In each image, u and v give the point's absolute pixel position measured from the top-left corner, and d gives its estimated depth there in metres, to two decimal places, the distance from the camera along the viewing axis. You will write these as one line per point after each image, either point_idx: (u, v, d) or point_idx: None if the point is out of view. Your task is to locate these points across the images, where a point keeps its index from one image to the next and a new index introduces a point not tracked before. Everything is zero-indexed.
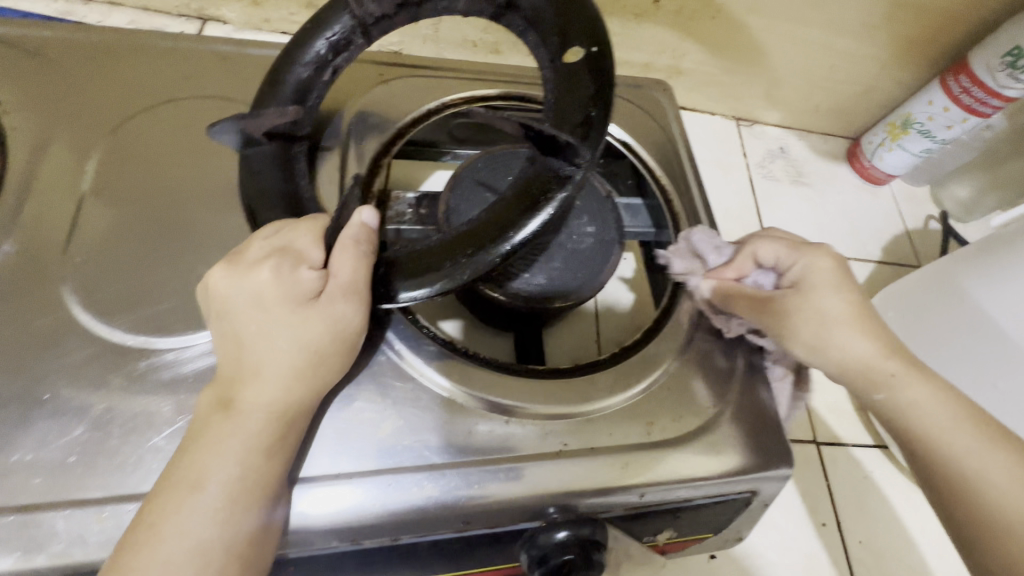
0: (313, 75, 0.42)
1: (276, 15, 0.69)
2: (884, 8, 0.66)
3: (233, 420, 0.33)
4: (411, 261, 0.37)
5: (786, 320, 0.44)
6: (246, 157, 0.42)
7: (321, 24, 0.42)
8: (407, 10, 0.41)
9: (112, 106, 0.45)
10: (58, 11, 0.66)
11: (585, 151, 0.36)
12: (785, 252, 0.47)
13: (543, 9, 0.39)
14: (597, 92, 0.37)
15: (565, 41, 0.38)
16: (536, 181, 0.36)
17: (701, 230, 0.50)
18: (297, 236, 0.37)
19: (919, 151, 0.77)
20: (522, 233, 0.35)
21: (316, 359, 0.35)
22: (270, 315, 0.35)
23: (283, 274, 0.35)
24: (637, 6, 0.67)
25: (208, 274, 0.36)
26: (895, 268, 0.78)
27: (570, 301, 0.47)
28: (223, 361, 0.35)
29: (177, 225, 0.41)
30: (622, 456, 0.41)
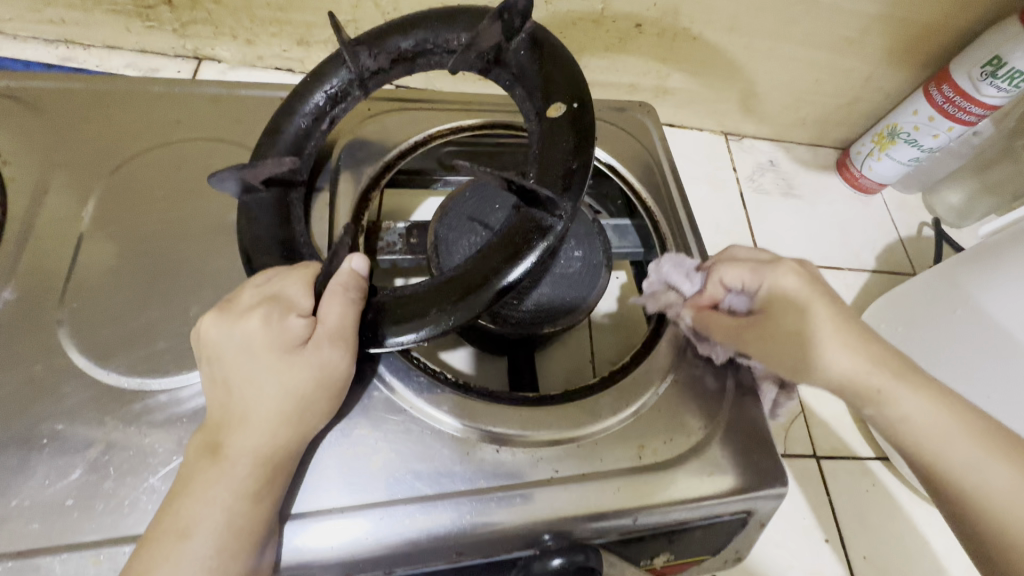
0: (312, 125, 0.43)
1: (269, 53, 0.71)
2: (864, 22, 0.67)
3: (222, 465, 0.33)
4: (399, 306, 0.36)
5: (764, 345, 0.42)
6: (243, 204, 0.42)
7: (319, 77, 0.43)
8: (402, 65, 0.43)
9: (109, 152, 0.47)
10: (59, 57, 0.69)
11: (566, 203, 0.37)
12: (749, 275, 0.45)
13: (528, 69, 0.41)
14: (578, 144, 0.39)
15: (549, 97, 0.40)
16: (519, 230, 0.37)
17: (670, 259, 0.49)
18: (287, 284, 0.36)
19: (907, 160, 0.77)
20: (507, 280, 0.35)
21: (303, 403, 0.35)
22: (260, 362, 0.35)
23: (271, 322, 0.35)
24: (620, 31, 0.68)
25: (200, 321, 0.37)
26: (890, 276, 0.78)
27: (559, 325, 0.47)
28: (212, 405, 0.36)
29: (171, 265, 0.43)
30: (613, 482, 0.41)
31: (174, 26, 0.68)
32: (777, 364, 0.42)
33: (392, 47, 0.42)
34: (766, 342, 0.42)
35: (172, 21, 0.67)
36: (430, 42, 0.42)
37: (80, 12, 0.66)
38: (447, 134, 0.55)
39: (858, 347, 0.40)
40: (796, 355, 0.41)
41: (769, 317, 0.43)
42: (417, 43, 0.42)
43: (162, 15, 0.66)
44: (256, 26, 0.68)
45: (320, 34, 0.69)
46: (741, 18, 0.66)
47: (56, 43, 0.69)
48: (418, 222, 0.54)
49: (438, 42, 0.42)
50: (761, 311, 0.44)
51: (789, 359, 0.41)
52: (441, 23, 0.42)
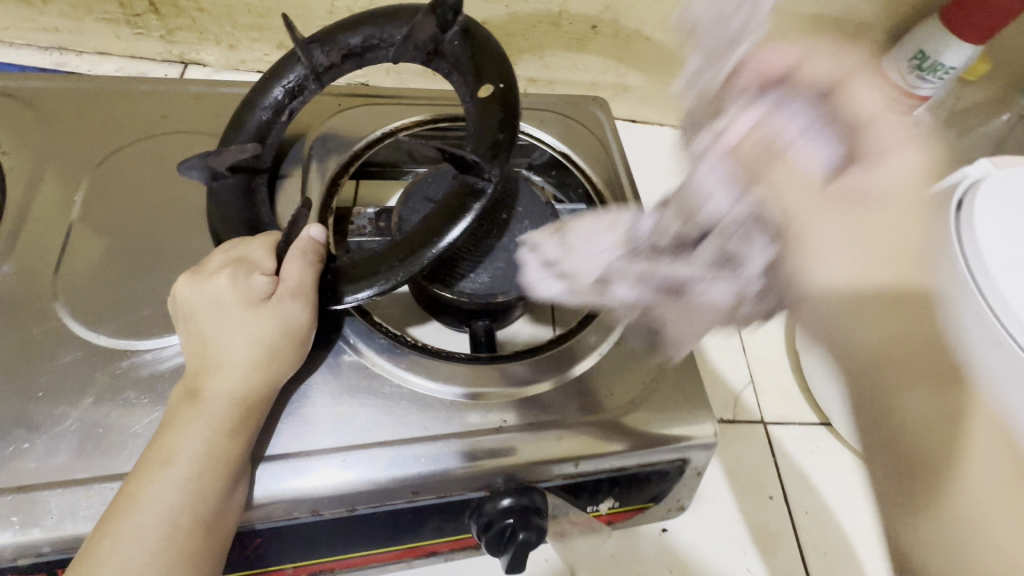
0: (272, 117, 0.48)
1: (250, 57, 0.76)
2: (801, 21, 0.72)
3: (201, 406, 0.37)
4: (353, 270, 0.41)
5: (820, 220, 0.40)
6: (211, 189, 0.46)
7: (277, 74, 0.47)
8: (353, 60, 0.47)
9: (99, 144, 0.51)
10: (52, 63, 0.73)
11: (493, 168, 0.41)
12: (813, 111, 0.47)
13: (463, 57, 0.44)
14: (506, 118, 0.43)
15: (479, 80, 0.44)
16: (455, 196, 0.41)
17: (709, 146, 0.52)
18: (254, 250, 0.42)
19: None
20: (447, 238, 0.40)
21: (269, 351, 0.39)
22: (227, 315, 0.39)
23: (238, 281, 0.40)
24: (577, 32, 0.74)
25: (176, 285, 0.41)
26: None
27: (511, 297, 0.52)
28: (190, 357, 0.40)
29: (157, 243, 0.47)
30: (557, 431, 0.45)
31: (161, 32, 0.73)
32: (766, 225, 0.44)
33: (342, 44, 0.46)
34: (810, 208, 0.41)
35: (160, 28, 0.72)
36: (376, 38, 0.46)
37: (72, 20, 0.71)
38: (409, 126, 0.60)
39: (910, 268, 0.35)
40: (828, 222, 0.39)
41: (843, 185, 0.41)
42: (365, 39, 0.46)
43: (150, 23, 0.72)
44: (238, 31, 0.73)
45: None
46: (688, 18, 0.72)
47: (50, 50, 0.74)
48: (387, 207, 0.59)
49: (383, 37, 0.46)
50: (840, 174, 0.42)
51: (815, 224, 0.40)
52: (384, 21, 0.46)
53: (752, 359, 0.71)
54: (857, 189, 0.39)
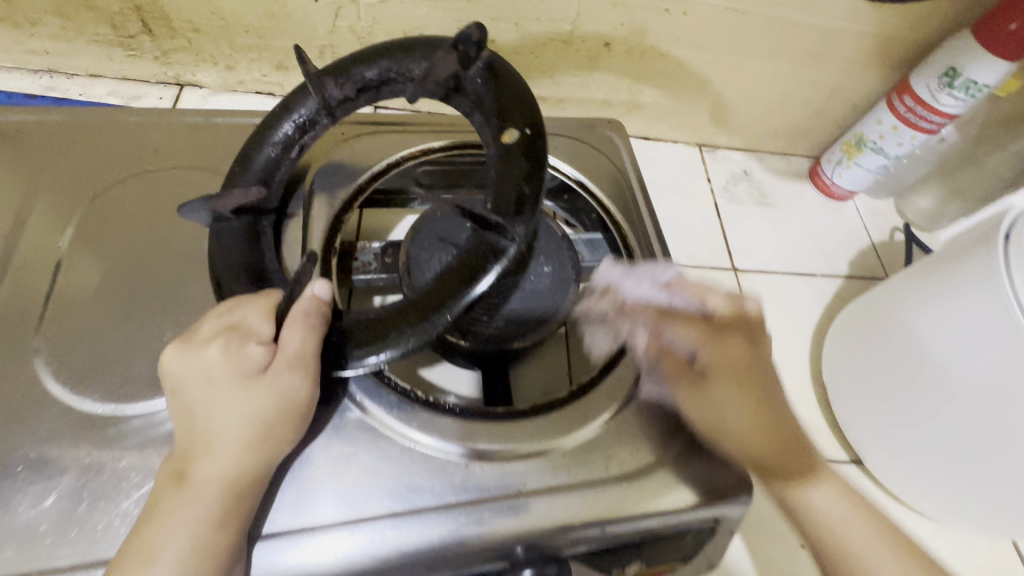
0: (282, 154, 0.45)
1: (249, 78, 0.73)
2: (824, 35, 0.69)
3: (189, 492, 0.34)
4: (360, 330, 0.38)
5: (705, 413, 0.46)
6: (214, 232, 0.43)
7: (287, 108, 0.44)
8: (368, 93, 0.45)
9: (87, 182, 0.48)
10: (42, 87, 0.70)
11: (517, 226, 0.39)
12: (700, 340, 0.48)
13: (485, 95, 0.41)
14: (532, 169, 0.40)
15: (504, 124, 0.40)
16: (473, 254, 0.39)
17: (608, 266, 0.53)
18: (248, 313, 0.38)
19: (874, 168, 0.79)
20: (465, 301, 0.38)
21: (265, 429, 0.36)
22: (220, 390, 0.36)
23: (231, 352, 0.37)
24: (591, 49, 0.70)
25: (164, 351, 0.38)
26: (863, 281, 0.80)
27: (527, 340, 0.49)
28: (179, 435, 0.37)
29: (147, 292, 0.44)
30: (581, 495, 0.42)
31: (155, 54, 0.69)
32: (703, 427, 0.46)
33: (356, 77, 0.44)
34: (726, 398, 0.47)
35: (154, 49, 0.69)
36: (394, 71, 0.43)
37: (62, 42, 0.67)
38: (419, 155, 0.57)
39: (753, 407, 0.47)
40: (734, 432, 0.46)
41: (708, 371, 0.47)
42: (381, 72, 0.43)
43: (144, 44, 0.68)
44: (236, 52, 0.70)
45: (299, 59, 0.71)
46: (705, 35, 0.68)
47: (40, 73, 0.71)
48: (394, 241, 0.56)
49: (401, 71, 0.43)
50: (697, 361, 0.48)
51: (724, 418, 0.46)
52: (402, 52, 0.43)
53: None
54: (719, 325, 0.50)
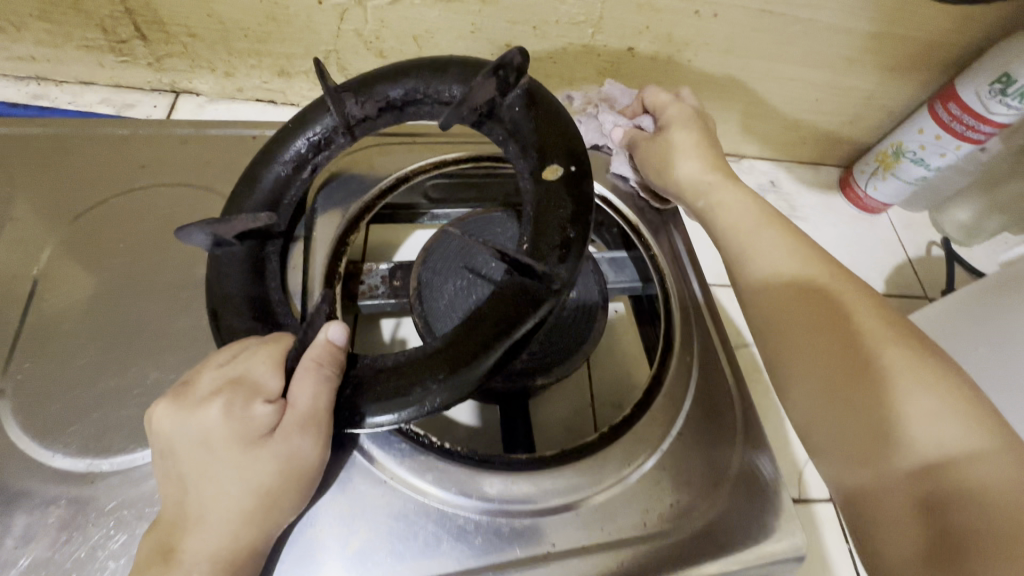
0: (292, 173, 0.41)
1: (248, 84, 0.69)
2: (863, 40, 0.64)
3: (175, 572, 0.30)
4: (380, 379, 0.34)
5: (648, 151, 0.56)
6: (214, 256, 0.38)
7: (302, 124, 0.42)
8: (390, 113, 0.43)
9: (67, 202, 0.44)
10: (29, 95, 0.66)
11: (562, 272, 0.36)
12: (666, 98, 0.58)
13: (523, 126, 0.41)
14: (576, 210, 0.38)
15: (545, 158, 0.39)
16: (511, 301, 0.35)
17: (613, 83, 0.63)
18: (254, 363, 0.33)
19: (913, 179, 0.74)
20: (500, 352, 0.34)
21: (267, 500, 0.32)
22: (219, 456, 0.32)
23: (233, 412, 0.33)
24: (613, 54, 0.66)
25: (155, 405, 0.34)
26: (900, 299, 0.75)
27: (552, 377, 0.44)
28: (166, 503, 0.33)
29: (130, 327, 0.39)
30: (615, 553, 0.37)
31: (149, 60, 0.66)
32: (643, 164, 0.56)
33: (380, 95, 0.42)
34: (655, 149, 0.55)
35: (147, 55, 0.65)
36: (421, 92, 0.42)
37: (49, 47, 0.63)
38: (430, 168, 0.52)
39: (702, 158, 0.54)
40: (666, 158, 0.54)
41: (664, 130, 0.56)
42: (407, 91, 0.42)
43: (136, 49, 0.64)
44: (234, 58, 0.66)
45: (302, 64, 0.67)
46: (736, 39, 0.64)
47: (27, 80, 0.67)
48: (403, 262, 0.51)
49: (429, 92, 0.42)
50: (658, 127, 0.57)
51: (662, 162, 0.54)
52: (432, 74, 0.42)
53: None
54: (679, 115, 0.56)
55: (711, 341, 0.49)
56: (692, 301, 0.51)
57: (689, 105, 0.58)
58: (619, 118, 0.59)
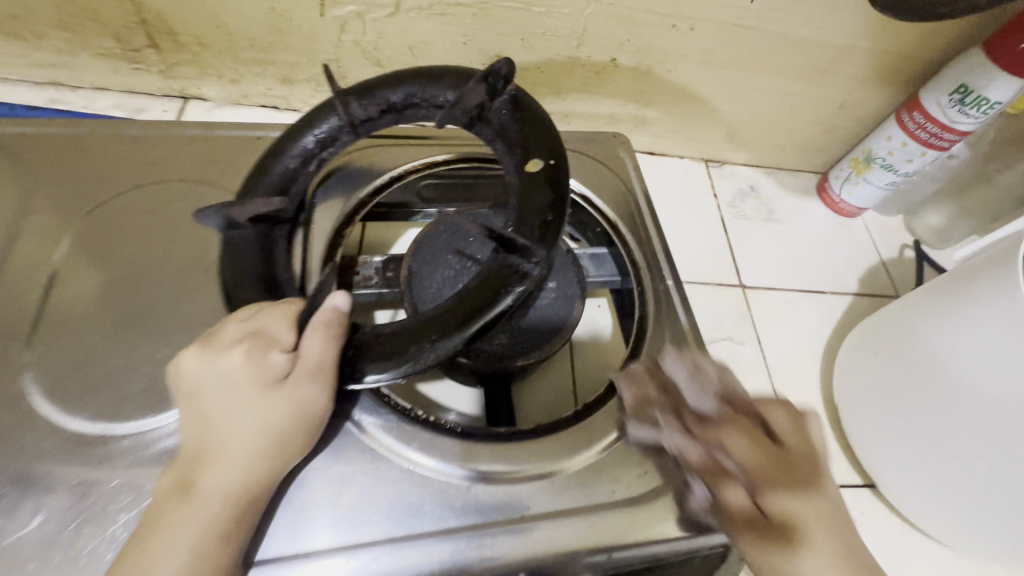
0: (300, 166, 0.45)
1: (254, 91, 0.73)
2: (833, 52, 0.68)
3: (193, 502, 0.34)
4: (372, 346, 0.38)
5: (747, 523, 0.38)
6: (226, 238, 0.42)
7: (310, 123, 0.45)
8: (391, 115, 0.46)
9: (84, 195, 0.47)
10: (47, 99, 0.70)
11: (541, 250, 0.40)
12: (761, 458, 0.40)
13: (510, 127, 0.44)
14: (555, 197, 0.42)
15: (528, 154, 0.43)
16: (496, 274, 0.39)
17: (681, 361, 0.46)
18: (271, 320, 0.38)
19: (884, 184, 0.78)
20: (485, 317, 0.38)
21: (278, 439, 0.36)
22: (239, 396, 0.36)
23: (253, 358, 0.37)
24: (597, 65, 0.70)
25: (181, 354, 0.38)
26: (873, 298, 0.79)
27: (531, 359, 0.48)
28: (185, 443, 0.36)
29: (142, 307, 0.43)
30: (587, 519, 0.40)
31: (161, 67, 0.70)
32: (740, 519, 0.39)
33: (381, 98, 0.45)
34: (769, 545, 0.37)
35: (159, 63, 0.69)
36: (417, 97, 0.45)
37: (68, 55, 0.68)
38: (421, 168, 0.57)
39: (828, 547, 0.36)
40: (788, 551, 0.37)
41: (777, 516, 0.38)
42: (406, 96, 0.45)
43: (149, 58, 0.69)
44: (241, 66, 0.70)
45: (304, 73, 0.71)
46: (713, 51, 0.68)
47: (45, 86, 0.71)
48: (396, 255, 0.55)
49: (425, 96, 0.45)
50: (753, 491, 0.39)
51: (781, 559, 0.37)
52: (428, 80, 0.45)
53: None
54: (796, 472, 0.39)
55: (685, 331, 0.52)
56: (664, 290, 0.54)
57: (782, 425, 0.42)
58: (692, 455, 0.42)
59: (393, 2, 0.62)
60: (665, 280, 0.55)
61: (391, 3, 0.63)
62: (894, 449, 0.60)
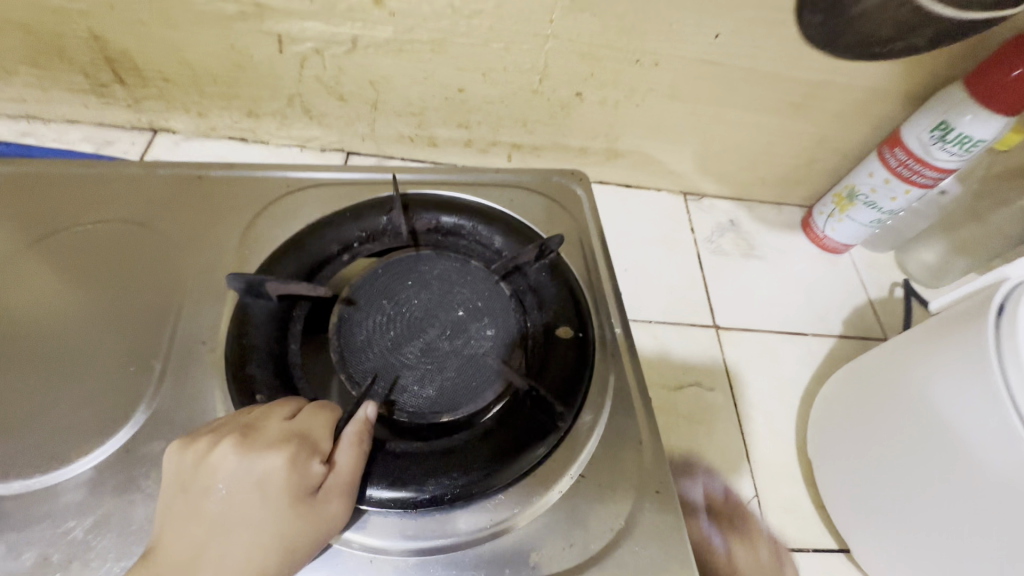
0: (337, 253, 0.50)
1: (221, 123, 0.74)
2: (806, 87, 0.65)
3: None
4: (399, 465, 0.41)
5: None
6: (247, 305, 0.45)
7: (359, 218, 0.51)
8: (434, 236, 0.53)
9: (10, 234, 0.47)
10: (19, 132, 0.71)
11: (568, 414, 0.45)
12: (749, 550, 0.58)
13: (547, 288, 0.51)
14: (581, 363, 0.47)
15: (561, 320, 0.49)
16: (525, 427, 0.44)
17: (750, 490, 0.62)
18: (315, 426, 0.39)
19: (868, 223, 0.75)
20: (512, 468, 0.42)
21: (287, 557, 0.35)
22: (266, 503, 0.36)
23: (296, 465, 0.37)
24: (561, 99, 0.69)
25: (218, 444, 0.37)
26: (858, 342, 0.74)
27: (459, 414, 0.44)
28: (180, 549, 0.34)
29: (52, 356, 0.41)
30: None
31: (129, 101, 0.70)
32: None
33: (434, 220, 0.53)
34: None
35: (127, 97, 0.70)
36: (466, 231, 0.53)
37: (37, 89, 0.69)
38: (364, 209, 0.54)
39: None
40: None
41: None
42: (456, 224, 0.53)
43: (116, 92, 0.69)
44: (206, 100, 0.70)
45: (269, 107, 0.71)
46: (682, 84, 0.66)
47: (18, 118, 0.72)
48: None
49: (473, 232, 0.53)
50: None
51: None
52: (482, 219, 0.54)
53: (757, 464, 0.64)
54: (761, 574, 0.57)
55: (627, 385, 0.49)
56: (612, 340, 0.51)
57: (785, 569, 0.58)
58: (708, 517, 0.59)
59: (350, 39, 0.62)
60: (613, 330, 0.51)
61: (347, 40, 0.62)
62: (871, 513, 0.55)
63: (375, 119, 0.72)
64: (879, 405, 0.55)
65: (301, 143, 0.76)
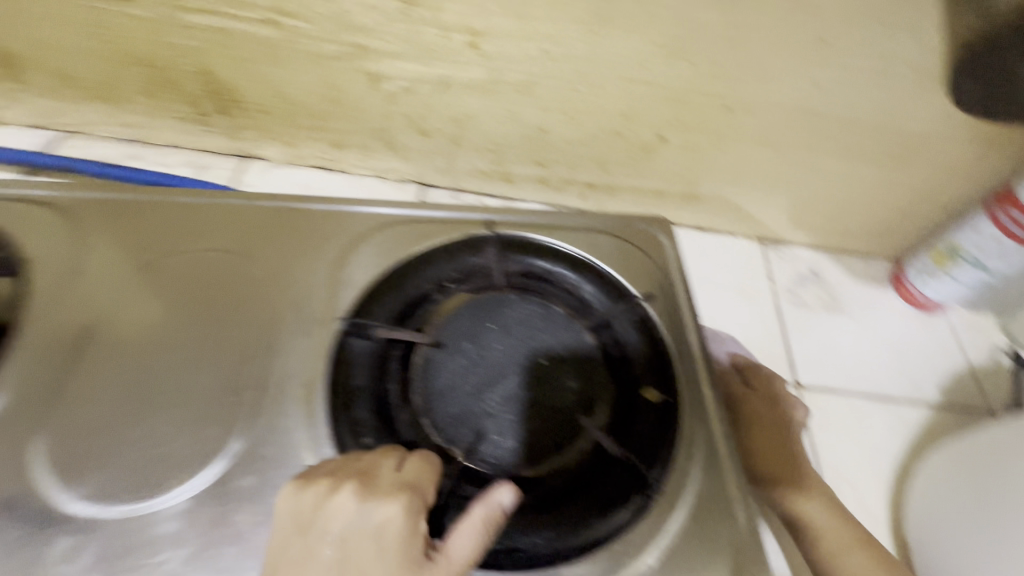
0: (433, 290, 0.50)
1: (307, 153, 0.77)
2: (908, 139, 0.62)
3: None
4: None
5: None
6: (351, 345, 0.46)
7: (454, 257, 0.51)
8: (523, 278, 0.52)
9: (124, 258, 0.49)
10: (128, 155, 0.77)
11: (655, 478, 0.43)
12: None
13: (634, 342, 0.49)
14: (668, 426, 0.45)
15: (648, 381, 0.47)
16: (608, 488, 0.43)
17: None
18: (423, 477, 0.39)
19: (969, 283, 0.70)
20: (595, 530, 0.41)
21: None
22: (379, 555, 0.35)
23: (407, 518, 0.37)
24: (643, 142, 0.68)
25: (337, 488, 0.37)
26: (956, 412, 0.68)
27: (540, 470, 0.43)
28: None
29: (155, 383, 0.43)
30: None
31: (227, 130, 0.75)
32: None
33: (527, 264, 0.52)
34: None
35: (226, 126, 0.74)
36: (556, 277, 0.52)
37: (148, 117, 0.74)
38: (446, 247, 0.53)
39: None
40: None
41: None
42: (546, 269, 0.52)
43: (217, 121, 0.73)
44: (297, 131, 0.74)
45: (355, 139, 0.74)
46: (773, 132, 0.64)
47: (128, 142, 0.78)
48: None
49: (561, 278, 0.52)
50: None
51: None
52: (571, 266, 0.52)
53: None
54: None
55: (715, 441, 0.45)
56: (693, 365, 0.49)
57: None
58: None
59: (439, 79, 0.63)
60: (695, 364, 0.49)
61: (437, 80, 0.63)
62: None
63: (455, 154, 0.74)
64: (1002, 496, 0.51)
65: (381, 174, 0.79)
